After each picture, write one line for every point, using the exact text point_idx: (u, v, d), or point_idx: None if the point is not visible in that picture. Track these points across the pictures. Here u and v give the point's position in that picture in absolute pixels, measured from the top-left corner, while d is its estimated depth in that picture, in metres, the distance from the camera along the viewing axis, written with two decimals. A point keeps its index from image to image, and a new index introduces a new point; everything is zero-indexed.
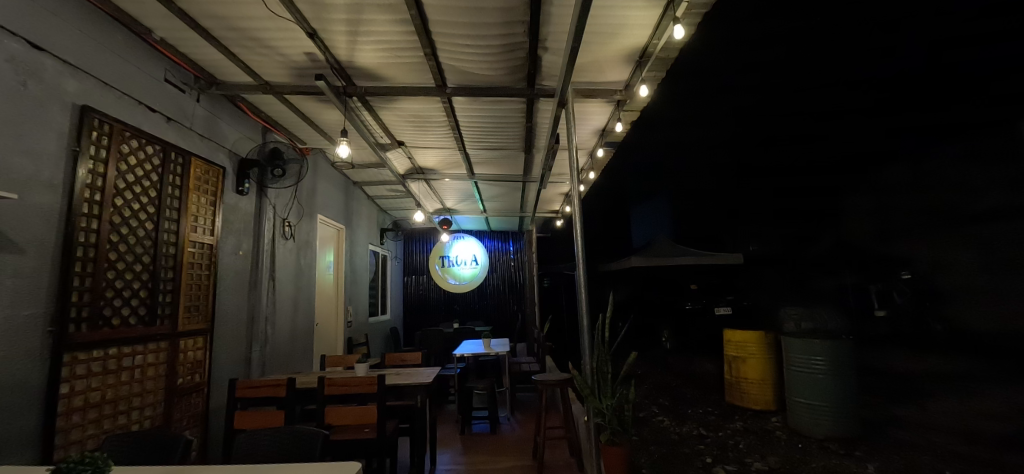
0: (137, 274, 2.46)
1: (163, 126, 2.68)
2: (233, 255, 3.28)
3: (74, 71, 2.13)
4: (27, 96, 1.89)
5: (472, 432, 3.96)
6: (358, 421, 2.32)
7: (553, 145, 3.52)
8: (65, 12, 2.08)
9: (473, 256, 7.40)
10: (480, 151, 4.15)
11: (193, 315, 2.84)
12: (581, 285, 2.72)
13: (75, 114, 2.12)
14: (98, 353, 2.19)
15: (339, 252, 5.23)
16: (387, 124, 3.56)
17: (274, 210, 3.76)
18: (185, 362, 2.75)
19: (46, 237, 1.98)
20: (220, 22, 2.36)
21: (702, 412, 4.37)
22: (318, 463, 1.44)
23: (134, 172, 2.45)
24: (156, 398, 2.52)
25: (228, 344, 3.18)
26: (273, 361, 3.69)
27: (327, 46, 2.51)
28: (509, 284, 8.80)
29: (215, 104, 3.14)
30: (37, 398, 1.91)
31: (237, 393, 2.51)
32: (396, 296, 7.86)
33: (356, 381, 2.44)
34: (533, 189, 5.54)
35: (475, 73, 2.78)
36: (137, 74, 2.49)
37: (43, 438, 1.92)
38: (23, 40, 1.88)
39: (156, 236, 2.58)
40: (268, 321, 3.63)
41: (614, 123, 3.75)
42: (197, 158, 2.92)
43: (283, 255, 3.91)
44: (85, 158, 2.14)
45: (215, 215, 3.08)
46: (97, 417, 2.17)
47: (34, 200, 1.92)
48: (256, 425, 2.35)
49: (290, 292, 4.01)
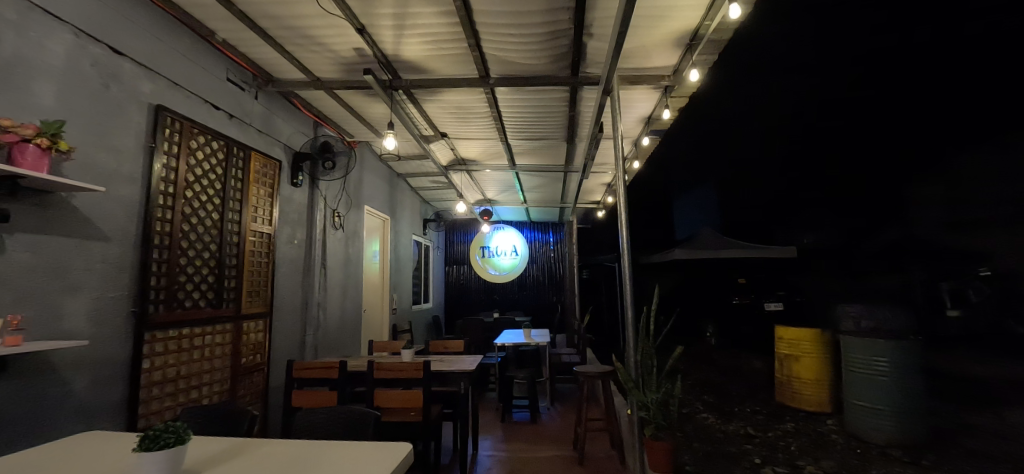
0: (206, 260, 2.65)
1: (226, 123, 2.85)
2: (289, 244, 3.47)
3: (149, 74, 2.31)
4: (109, 97, 2.08)
5: (513, 420, 4.01)
6: (404, 405, 2.43)
7: (596, 133, 3.43)
8: (141, 20, 2.27)
9: (513, 247, 7.48)
10: (523, 142, 4.13)
11: (254, 299, 3.03)
12: (626, 275, 2.66)
13: (150, 113, 2.30)
14: (173, 333, 2.39)
15: (384, 242, 5.39)
16: (431, 116, 3.60)
17: (325, 201, 3.93)
18: (247, 343, 2.95)
19: (128, 227, 2.18)
20: (276, 22, 2.47)
21: (751, 412, 4.18)
22: (368, 443, 1.46)
23: (201, 166, 2.63)
24: (223, 375, 2.72)
25: (286, 327, 3.39)
26: (325, 344, 3.88)
27: (374, 41, 2.58)
28: (549, 275, 8.76)
29: (272, 101, 3.31)
30: (122, 372, 2.12)
31: (294, 373, 2.66)
32: (439, 285, 8.04)
33: (402, 366, 2.52)
34: (574, 180, 5.44)
35: (518, 62, 2.75)
36: (203, 74, 2.66)
37: (126, 407, 2.13)
38: (105, 45, 2.07)
39: (222, 225, 2.77)
40: (321, 306, 3.81)
41: (661, 111, 3.59)
42: (255, 152, 3.08)
43: (334, 244, 4.09)
44: (160, 154, 2.32)
45: (273, 206, 3.26)
46: (170, 391, 2.37)
47: (116, 192, 2.11)
48: (310, 405, 2.54)
49: (339, 279, 4.20)
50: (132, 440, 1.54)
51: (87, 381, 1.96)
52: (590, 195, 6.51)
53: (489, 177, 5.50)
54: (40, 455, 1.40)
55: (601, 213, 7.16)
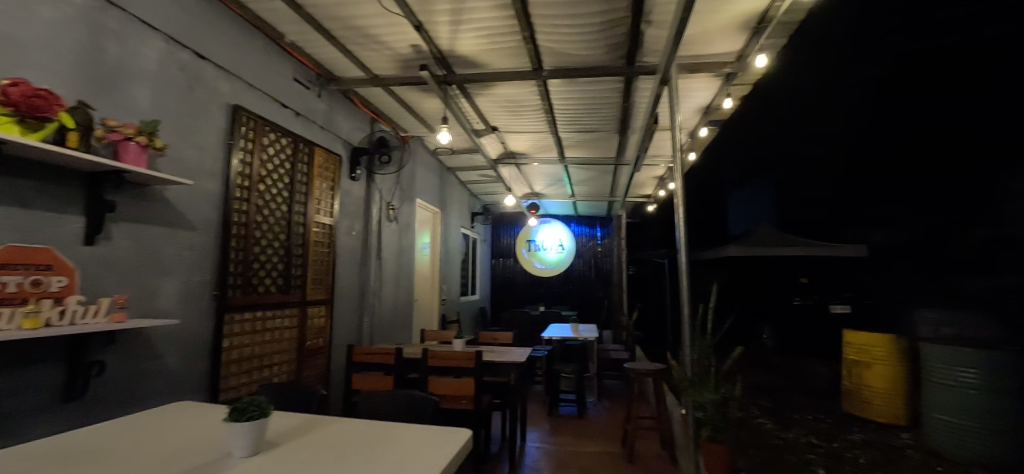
0: (276, 249, 2.84)
1: (293, 120, 3.03)
2: (348, 235, 3.64)
3: (228, 76, 2.49)
4: (194, 98, 2.27)
5: (560, 413, 4.01)
6: (457, 394, 2.52)
7: (651, 124, 3.32)
8: (221, 27, 2.45)
9: (558, 242, 7.57)
10: (573, 134, 4.07)
11: (317, 287, 3.22)
12: (682, 270, 2.57)
13: (228, 113, 2.49)
14: (248, 316, 2.60)
15: (434, 235, 5.54)
16: (482, 110, 3.63)
17: (380, 194, 4.08)
18: (311, 327, 3.14)
19: (210, 218, 2.37)
20: (339, 23, 2.58)
21: (813, 420, 3.93)
22: (428, 427, 1.51)
23: (271, 161, 2.81)
24: (290, 356, 2.92)
25: (345, 314, 3.57)
26: (380, 331, 4.06)
27: (430, 37, 2.63)
28: (595, 270, 8.64)
29: (333, 98, 3.47)
30: (206, 349, 2.34)
31: (353, 357, 2.81)
32: (485, 278, 8.15)
33: (454, 354, 2.59)
34: (625, 173, 5.31)
35: (571, 53, 2.72)
36: (274, 75, 2.84)
37: (209, 382, 2.35)
38: (190, 51, 2.26)
39: (289, 216, 2.95)
40: (376, 295, 3.98)
41: (722, 99, 3.42)
42: (319, 147, 3.26)
43: (388, 235, 4.25)
44: (237, 150, 2.50)
45: (334, 198, 3.43)
46: (246, 369, 2.58)
47: (200, 186, 2.30)
48: (369, 387, 2.73)
49: (393, 269, 4.37)
50: (222, 410, 1.69)
51: (177, 356, 2.18)
52: (640, 188, 6.33)
53: (537, 170, 5.48)
54: (146, 419, 1.58)
55: (651, 207, 6.94)
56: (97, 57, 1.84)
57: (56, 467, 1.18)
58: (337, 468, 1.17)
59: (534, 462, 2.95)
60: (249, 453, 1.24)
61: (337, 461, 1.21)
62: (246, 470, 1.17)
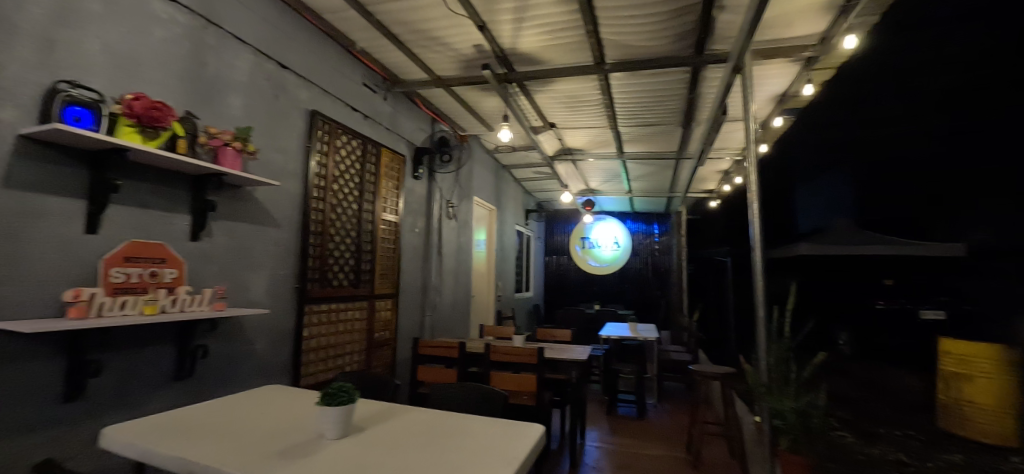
0: (348, 245, 3.01)
1: (362, 123, 3.19)
2: (411, 232, 3.78)
3: (306, 83, 2.67)
4: (278, 105, 2.46)
5: (619, 414, 3.94)
6: (519, 389, 2.55)
7: (719, 116, 3.15)
8: (301, 38, 2.62)
9: (614, 239, 7.32)
10: (633, 128, 3.97)
11: (384, 281, 3.37)
12: (757, 269, 2.45)
13: (307, 118, 2.67)
14: (324, 307, 2.77)
15: (490, 232, 5.63)
16: (541, 107, 3.63)
17: (440, 193, 4.21)
18: (379, 320, 3.30)
19: (292, 217, 2.56)
20: (406, 27, 2.68)
21: (902, 436, 3.57)
22: (499, 421, 1.54)
23: (344, 163, 2.98)
24: (361, 347, 3.09)
25: (409, 308, 3.72)
26: (440, 325, 4.20)
27: (493, 36, 2.67)
28: (652, 268, 8.38)
29: (398, 101, 3.62)
30: (289, 338, 2.53)
31: (419, 350, 2.95)
32: (538, 275, 8.16)
33: (517, 350, 2.63)
34: (687, 167, 5.09)
35: (636, 45, 2.64)
36: (346, 81, 3.00)
37: (291, 367, 2.54)
38: (275, 62, 2.44)
39: (359, 214, 3.11)
40: (437, 290, 4.11)
41: (801, 86, 3.19)
42: (385, 148, 3.41)
43: (448, 232, 4.37)
44: (315, 152, 2.68)
45: (399, 197, 3.57)
46: (323, 357, 2.77)
47: (283, 186, 2.48)
48: (434, 380, 2.79)
49: (453, 266, 4.49)
50: (311, 394, 1.82)
51: (266, 343, 2.38)
52: (702, 183, 6.04)
53: (594, 166, 5.40)
54: (245, 400, 1.73)
55: (714, 203, 6.61)
56: (200, 71, 2.04)
57: (177, 437, 1.33)
58: (419, 453, 1.23)
59: (594, 461, 2.92)
60: (339, 435, 1.33)
61: (418, 448, 1.27)
62: (337, 451, 1.25)
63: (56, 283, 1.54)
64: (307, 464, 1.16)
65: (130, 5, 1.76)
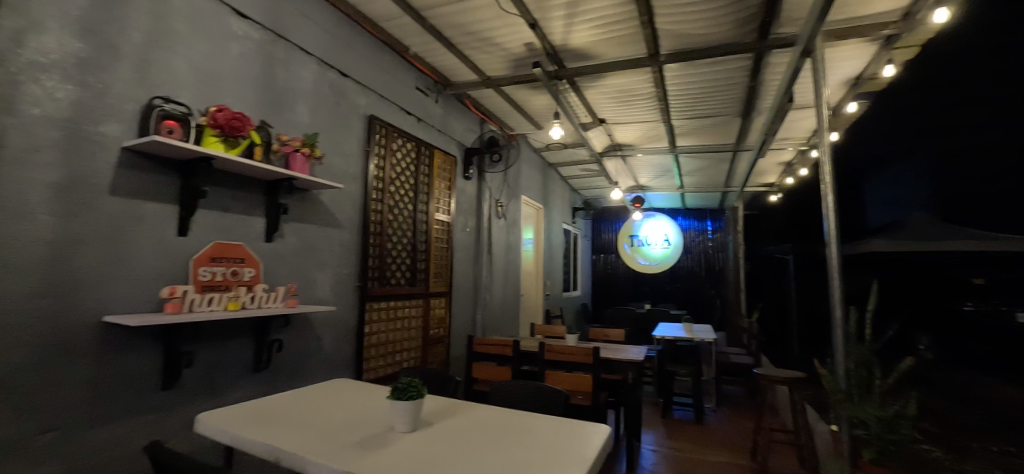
0: (404, 245, 3.11)
1: (416, 126, 3.28)
2: (463, 231, 3.85)
3: (365, 90, 2.79)
4: (340, 112, 2.58)
5: (674, 417, 3.82)
6: (575, 388, 2.52)
7: (784, 104, 2.97)
8: (360, 47, 2.74)
9: (664, 237, 7.09)
10: (687, 121, 3.82)
11: (438, 280, 3.46)
12: (832, 267, 2.32)
13: (366, 123, 2.78)
14: (384, 305, 2.88)
15: (538, 231, 5.62)
16: (591, 103, 3.58)
17: (490, 192, 4.26)
18: (434, 317, 3.38)
19: (354, 218, 2.68)
20: (458, 30, 2.73)
21: (1000, 452, 3.22)
22: (563, 420, 1.53)
23: (399, 165, 3.09)
24: (417, 344, 3.18)
25: (461, 305, 3.79)
26: (491, 323, 4.25)
27: (544, 34, 2.66)
28: (705, 266, 8.06)
29: (449, 103, 3.69)
30: (352, 334, 2.65)
31: (473, 347, 2.99)
32: (585, 273, 8.06)
33: (572, 349, 2.61)
34: (744, 160, 4.84)
35: (693, 33, 2.54)
36: (400, 85, 3.10)
37: (354, 362, 2.66)
38: (337, 71, 2.56)
39: (415, 215, 3.21)
40: (487, 289, 4.16)
41: (881, 67, 2.98)
42: (437, 150, 3.49)
43: (497, 231, 4.41)
44: (373, 155, 2.79)
45: (451, 197, 3.65)
46: (383, 352, 2.88)
47: (345, 188, 2.60)
48: (488, 378, 2.82)
49: (502, 264, 4.52)
50: (378, 388, 1.90)
51: (332, 338, 2.50)
52: (761, 176, 5.72)
53: (644, 162, 5.25)
54: (317, 393, 1.83)
55: (774, 197, 6.26)
56: (271, 83, 2.18)
57: (262, 425, 1.42)
58: (486, 450, 1.24)
59: (651, 465, 2.85)
60: (409, 429, 1.37)
61: (487, 444, 1.29)
62: (409, 444, 1.29)
63: (155, 280, 1.69)
64: (382, 455, 1.20)
65: (211, 23, 1.91)
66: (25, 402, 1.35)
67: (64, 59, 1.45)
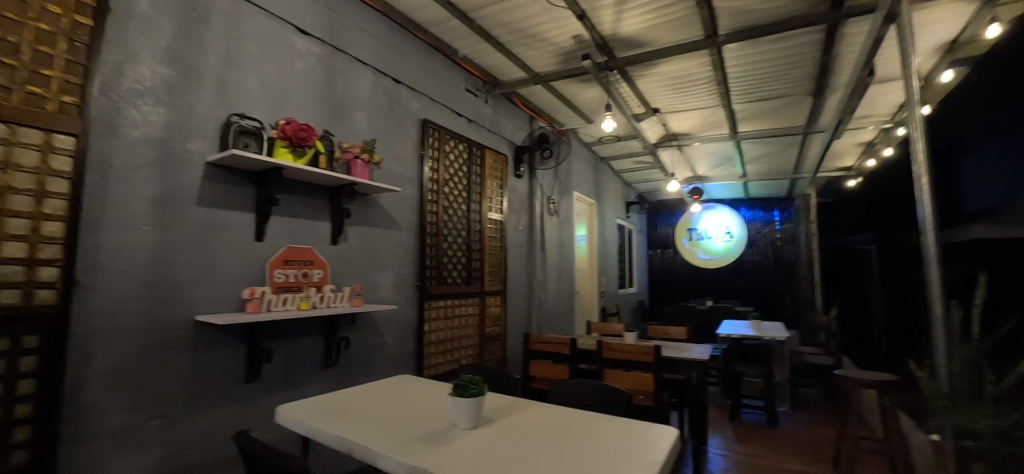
0: (459, 244, 3.17)
1: (467, 127, 3.33)
2: (515, 230, 3.86)
3: (418, 95, 2.87)
4: (395, 117, 2.67)
5: (744, 421, 3.60)
6: (635, 388, 2.44)
7: (863, 77, 2.69)
8: (412, 53, 2.82)
9: (726, 229, 6.91)
10: (750, 105, 3.57)
11: (493, 278, 3.50)
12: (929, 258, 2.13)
13: (420, 126, 2.87)
14: (442, 303, 2.96)
15: (590, 227, 5.52)
16: (644, 92, 3.46)
17: (541, 189, 4.24)
18: (490, 316, 3.42)
19: (411, 220, 2.76)
20: (506, 28, 2.74)
21: None
22: (626, 421, 1.48)
23: (452, 166, 3.15)
24: (474, 341, 3.23)
25: (516, 304, 3.80)
26: (546, 322, 4.23)
27: (593, 25, 2.59)
28: (773, 260, 7.52)
29: (498, 103, 3.72)
30: (412, 332, 2.74)
31: (530, 345, 3.00)
32: (642, 270, 7.80)
33: (632, 348, 2.54)
34: (817, 142, 4.45)
35: (756, 8, 2.36)
36: (451, 88, 3.16)
37: (416, 359, 2.75)
38: (391, 78, 2.66)
39: (469, 214, 3.26)
40: (541, 286, 4.14)
41: (984, 27, 2.64)
42: (488, 149, 3.53)
43: (550, 229, 4.39)
44: (427, 158, 2.86)
45: (502, 196, 3.67)
46: (442, 350, 2.95)
47: (402, 191, 2.70)
48: (546, 376, 2.82)
49: (556, 262, 4.49)
50: (439, 384, 1.95)
51: (395, 336, 2.61)
52: (837, 159, 5.23)
53: (701, 151, 4.99)
54: (382, 388, 1.91)
55: (852, 182, 5.72)
56: (333, 94, 2.30)
57: (335, 417, 1.51)
58: (548, 450, 1.22)
59: (720, 471, 2.70)
60: (472, 425, 1.39)
61: (548, 444, 1.27)
62: (472, 441, 1.31)
63: (237, 282, 1.84)
64: (446, 450, 1.23)
65: (278, 42, 2.04)
66: (135, 392, 1.52)
67: (156, 86, 1.62)
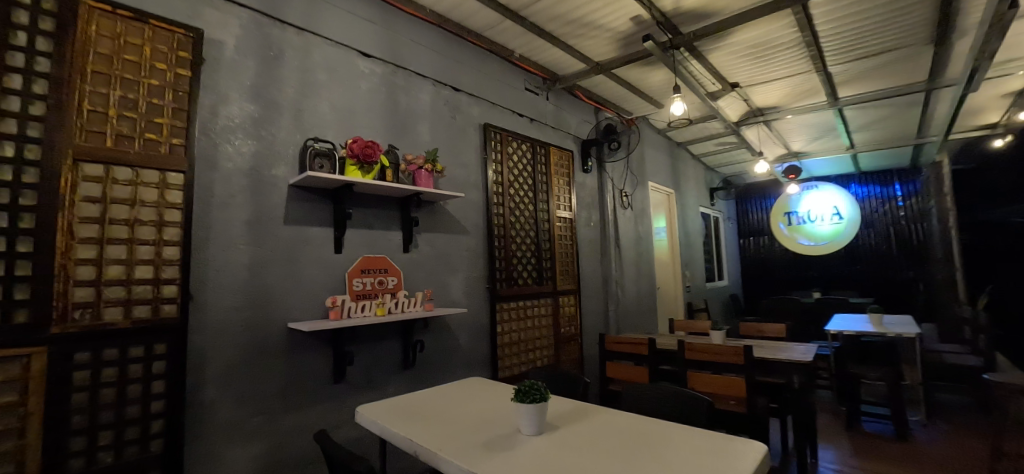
0: (528, 245, 3.16)
1: (529, 126, 3.31)
2: (586, 226, 3.76)
3: (478, 100, 2.91)
4: (457, 125, 2.74)
5: (866, 431, 3.11)
6: (723, 392, 2.23)
7: (1007, 11, 2.17)
8: (469, 60, 2.87)
9: (833, 210, 6.03)
10: (852, 65, 3.08)
11: (566, 278, 3.44)
12: None
13: (481, 131, 2.91)
14: (514, 305, 2.97)
15: (670, 218, 5.19)
16: (719, 67, 3.15)
17: (612, 182, 4.08)
18: (564, 315, 3.37)
19: (479, 224, 2.81)
20: (559, 21, 2.67)
21: None
22: (706, 432, 1.34)
23: (517, 167, 3.15)
24: (549, 342, 3.20)
25: (592, 302, 3.70)
26: (626, 320, 4.06)
27: (652, 2, 2.42)
28: (899, 242, 6.43)
29: (560, 98, 3.64)
30: (486, 334, 2.78)
31: (606, 345, 2.89)
32: (734, 260, 7.16)
33: (717, 348, 2.34)
34: (948, 99, 3.71)
35: None
36: (511, 89, 3.16)
37: (491, 360, 2.79)
38: (451, 87, 2.73)
39: (536, 214, 3.24)
40: (618, 283, 3.98)
41: None
42: (553, 147, 3.47)
43: (624, 223, 4.20)
44: (490, 162, 2.90)
45: (570, 193, 3.59)
46: (517, 351, 2.97)
47: (468, 197, 2.76)
48: (624, 378, 2.69)
49: (633, 257, 4.29)
50: (508, 387, 1.95)
51: (469, 338, 2.67)
52: (979, 116, 4.31)
53: (796, 124, 4.42)
54: (455, 390, 1.96)
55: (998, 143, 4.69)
56: (396, 110, 2.42)
57: (407, 419, 1.57)
58: (614, 461, 1.15)
59: None
60: (535, 432, 1.36)
61: (613, 455, 1.20)
62: (535, 447, 1.28)
63: (322, 292, 2.02)
64: (507, 457, 1.21)
65: (345, 68, 2.20)
66: (243, 392, 1.73)
67: (244, 121, 1.83)
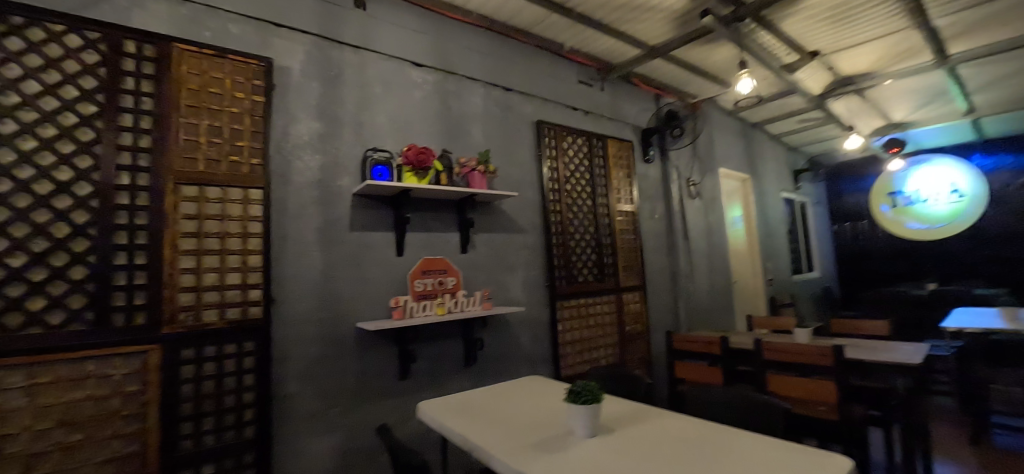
0: (588, 241, 3.10)
1: (584, 119, 3.24)
2: (650, 219, 3.59)
3: (530, 98, 2.91)
4: (509, 125, 2.76)
5: (1000, 447, 2.64)
6: (808, 397, 2.01)
7: None
8: (520, 58, 2.87)
9: (951, 187, 5.29)
10: (967, 14, 2.61)
11: (630, 273, 3.31)
12: None
13: (534, 128, 2.90)
14: (575, 302, 2.92)
15: (746, 205, 4.79)
16: (795, 35, 2.84)
17: (677, 171, 3.86)
18: (629, 312, 3.25)
19: (535, 222, 2.81)
20: (608, 7, 2.58)
21: None
22: (781, 441, 1.22)
23: (573, 162, 3.10)
24: (613, 340, 3.11)
25: (659, 298, 3.53)
26: (698, 316, 3.82)
27: None
28: None
29: (616, 87, 3.51)
30: (546, 332, 2.77)
31: (674, 344, 2.75)
32: (826, 249, 6.43)
33: (800, 348, 2.12)
34: None
35: None
36: (563, 83, 3.11)
37: (552, 358, 2.78)
38: (502, 88, 2.75)
39: (595, 209, 3.16)
40: (688, 278, 3.76)
41: None
42: (610, 138, 3.36)
43: (693, 213, 3.95)
44: (545, 158, 2.88)
45: (631, 185, 3.45)
46: (580, 350, 2.92)
47: (524, 195, 2.77)
48: (695, 379, 2.54)
49: (704, 249, 4.02)
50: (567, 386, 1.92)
51: (529, 336, 2.68)
52: None
53: (896, 90, 3.86)
54: (513, 389, 1.98)
55: None
56: (449, 115, 2.49)
57: (465, 416, 1.62)
58: (670, 467, 1.09)
59: None
60: (590, 433, 1.33)
61: (671, 461, 1.13)
62: (588, 449, 1.25)
63: (386, 293, 2.14)
64: (558, 458, 1.20)
65: (399, 79, 2.31)
66: (320, 386, 1.89)
67: (311, 138, 1.99)
